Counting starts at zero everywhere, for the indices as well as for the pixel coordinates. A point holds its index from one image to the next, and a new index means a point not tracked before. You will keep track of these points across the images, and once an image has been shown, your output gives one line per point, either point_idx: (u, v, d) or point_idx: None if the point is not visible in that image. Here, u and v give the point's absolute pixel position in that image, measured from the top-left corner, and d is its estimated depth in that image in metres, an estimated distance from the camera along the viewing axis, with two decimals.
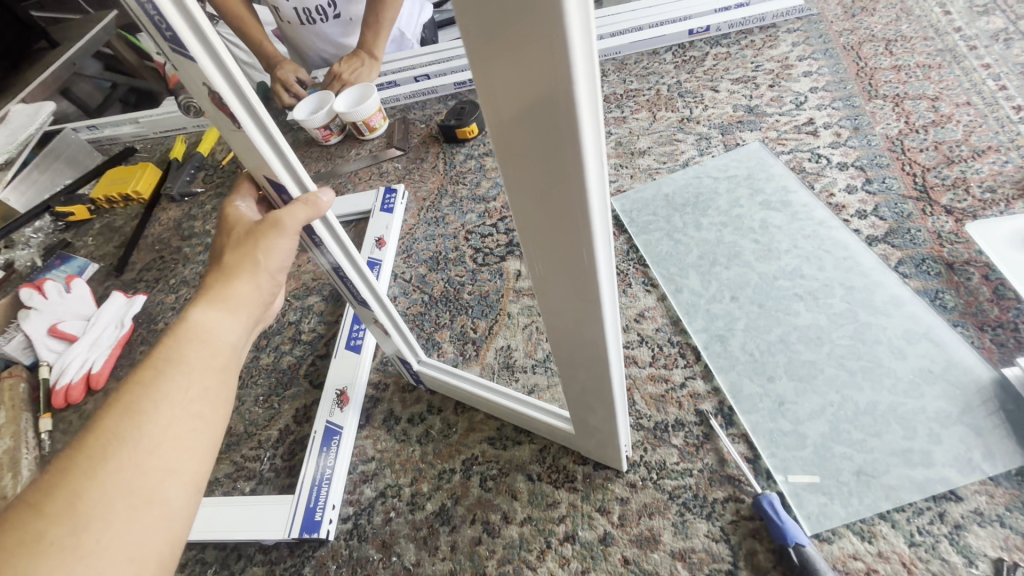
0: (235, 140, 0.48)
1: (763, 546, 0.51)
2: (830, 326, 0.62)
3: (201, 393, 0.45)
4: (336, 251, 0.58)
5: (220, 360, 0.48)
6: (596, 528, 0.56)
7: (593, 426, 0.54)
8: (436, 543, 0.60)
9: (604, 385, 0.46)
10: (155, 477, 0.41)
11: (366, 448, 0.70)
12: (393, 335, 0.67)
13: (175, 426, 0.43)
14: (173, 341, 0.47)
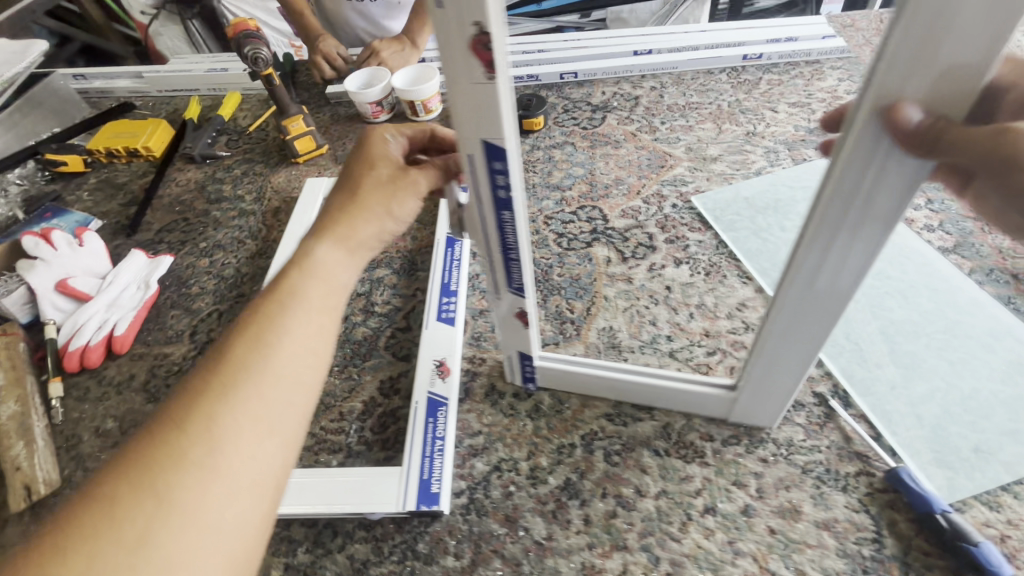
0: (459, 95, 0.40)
1: (901, 515, 0.54)
2: (923, 321, 0.68)
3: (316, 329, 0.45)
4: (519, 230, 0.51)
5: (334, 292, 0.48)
6: (735, 501, 0.57)
7: (761, 388, 0.57)
8: (567, 516, 0.58)
9: (813, 339, 0.49)
10: (270, 410, 0.41)
11: (471, 422, 0.67)
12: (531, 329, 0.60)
13: (295, 360, 0.43)
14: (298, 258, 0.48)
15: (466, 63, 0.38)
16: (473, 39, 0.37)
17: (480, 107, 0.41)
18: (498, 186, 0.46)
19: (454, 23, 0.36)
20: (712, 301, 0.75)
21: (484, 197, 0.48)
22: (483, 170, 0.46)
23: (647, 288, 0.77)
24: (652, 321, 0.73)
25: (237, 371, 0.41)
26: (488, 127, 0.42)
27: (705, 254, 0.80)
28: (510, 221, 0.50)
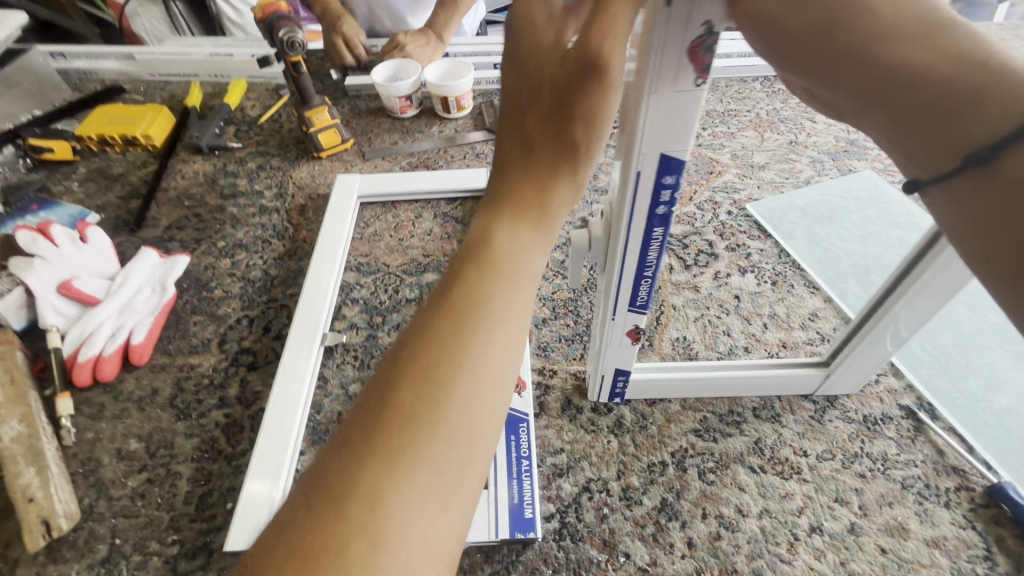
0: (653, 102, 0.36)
1: (1008, 531, 0.53)
2: (993, 334, 0.68)
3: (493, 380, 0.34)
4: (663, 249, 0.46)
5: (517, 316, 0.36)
6: (841, 519, 0.55)
7: (862, 362, 0.60)
8: (669, 540, 0.55)
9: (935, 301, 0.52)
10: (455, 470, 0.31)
11: (551, 439, 0.63)
12: (637, 345, 0.57)
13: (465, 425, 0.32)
14: (465, 284, 0.36)
15: (678, 70, 0.34)
16: (695, 41, 0.33)
17: (671, 116, 0.36)
18: (659, 202, 0.42)
19: (679, 23, 0.32)
20: (784, 311, 0.73)
21: (639, 212, 0.43)
22: (650, 187, 0.41)
23: (715, 297, 0.76)
24: (726, 331, 0.72)
25: (404, 418, 0.31)
26: (673, 138, 0.38)
27: (767, 263, 0.79)
28: (656, 241, 0.45)
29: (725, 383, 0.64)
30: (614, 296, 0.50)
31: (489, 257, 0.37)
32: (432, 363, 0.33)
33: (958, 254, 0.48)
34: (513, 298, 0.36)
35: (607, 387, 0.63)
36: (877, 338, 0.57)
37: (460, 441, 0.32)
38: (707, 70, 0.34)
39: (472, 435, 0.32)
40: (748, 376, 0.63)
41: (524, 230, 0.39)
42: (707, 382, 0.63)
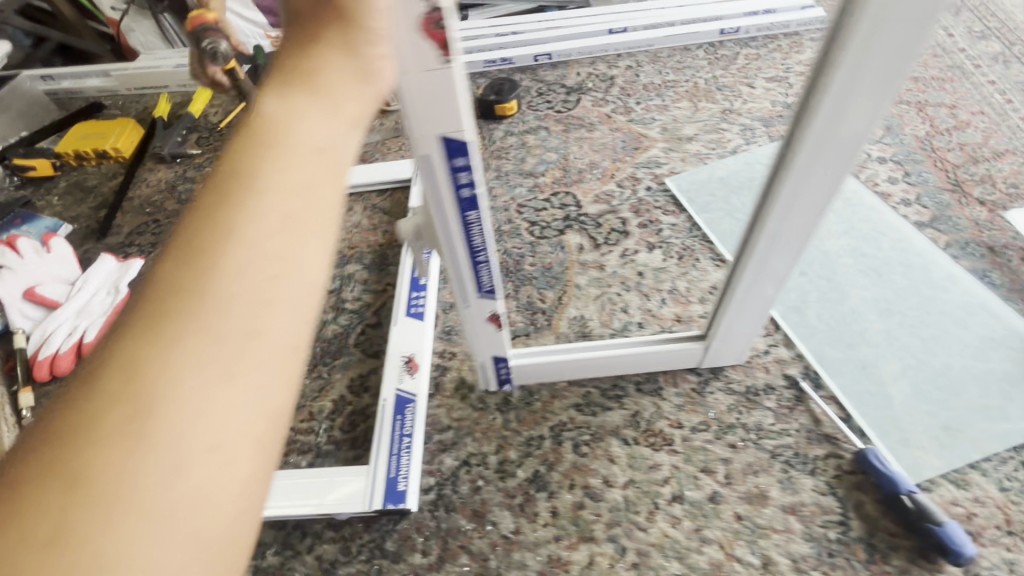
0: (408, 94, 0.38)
1: (869, 497, 0.53)
2: (896, 298, 0.67)
3: (271, 268, 0.23)
4: (487, 226, 0.49)
5: (305, 187, 0.24)
6: (703, 488, 0.56)
7: (742, 310, 0.58)
8: (535, 509, 0.58)
9: (798, 232, 0.49)
10: (218, 412, 0.21)
11: (440, 417, 0.66)
12: (503, 328, 0.59)
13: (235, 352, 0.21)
14: (224, 163, 0.24)
15: (418, 54, 0.35)
16: (418, 27, 0.33)
17: (435, 97, 0.38)
18: (460, 184, 0.44)
19: (393, 23, 0.33)
20: (684, 286, 0.74)
21: (446, 197, 0.46)
22: (443, 168, 0.43)
23: (619, 275, 0.77)
24: (624, 308, 0.73)
25: (132, 350, 0.20)
26: (447, 121, 0.40)
27: (677, 238, 0.79)
28: (476, 220, 0.48)
29: (613, 364, 0.64)
30: (459, 279, 0.53)
31: (250, 128, 0.25)
32: (178, 266, 0.22)
33: (791, 192, 0.44)
34: (293, 169, 0.24)
35: (490, 373, 0.64)
36: (752, 289, 0.55)
37: (225, 369, 0.21)
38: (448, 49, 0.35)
39: (245, 355, 0.22)
40: (630, 355, 0.63)
41: (306, 101, 0.26)
42: (593, 362, 0.64)
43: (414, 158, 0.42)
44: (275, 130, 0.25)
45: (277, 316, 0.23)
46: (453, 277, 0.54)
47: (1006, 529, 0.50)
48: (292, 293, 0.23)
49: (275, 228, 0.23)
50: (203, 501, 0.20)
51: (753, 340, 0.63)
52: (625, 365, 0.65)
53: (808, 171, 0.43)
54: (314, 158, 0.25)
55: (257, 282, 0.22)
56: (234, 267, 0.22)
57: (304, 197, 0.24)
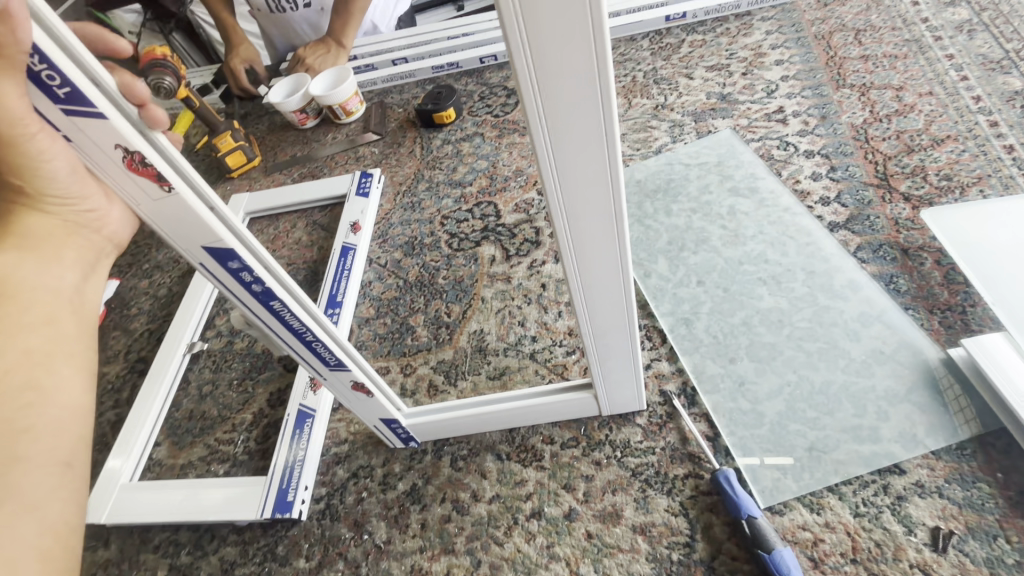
0: (151, 214, 0.37)
1: (719, 519, 0.53)
2: (790, 309, 0.64)
3: (26, 385, 0.36)
4: (302, 314, 0.46)
5: (46, 324, 0.39)
6: (561, 504, 0.58)
7: (611, 382, 0.57)
8: (407, 521, 0.61)
9: (619, 308, 0.47)
10: (7, 484, 0.33)
11: (339, 431, 0.71)
12: (377, 396, 0.57)
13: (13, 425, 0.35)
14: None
15: (133, 184, 0.34)
16: (124, 161, 0.33)
17: (179, 220, 0.37)
18: (248, 282, 0.42)
19: (98, 156, 0.33)
20: None
21: (245, 296, 0.44)
22: (224, 272, 0.41)
23: (523, 288, 0.77)
24: (521, 322, 0.74)
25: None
26: (200, 235, 0.38)
27: None
28: (286, 310, 0.45)
29: (511, 415, 0.62)
30: (304, 360, 0.51)
31: None
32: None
33: (584, 286, 0.45)
34: (29, 315, 0.39)
35: (391, 436, 0.64)
36: (605, 342, 0.51)
37: (6, 458, 0.33)
38: (161, 178, 0.34)
39: (18, 451, 0.34)
40: (521, 406, 0.61)
41: (25, 259, 0.40)
42: (485, 418, 0.62)
43: (194, 268, 0.41)
44: (5, 289, 0.39)
45: (34, 417, 0.36)
46: (301, 359, 0.52)
47: (851, 557, 0.48)
48: (48, 396, 0.37)
49: (21, 360, 0.37)
50: (13, 540, 0.31)
51: (644, 391, 0.59)
52: (520, 420, 0.63)
53: (592, 262, 0.43)
54: (46, 303, 0.40)
55: (15, 399, 0.36)
56: None
57: (43, 332, 0.39)
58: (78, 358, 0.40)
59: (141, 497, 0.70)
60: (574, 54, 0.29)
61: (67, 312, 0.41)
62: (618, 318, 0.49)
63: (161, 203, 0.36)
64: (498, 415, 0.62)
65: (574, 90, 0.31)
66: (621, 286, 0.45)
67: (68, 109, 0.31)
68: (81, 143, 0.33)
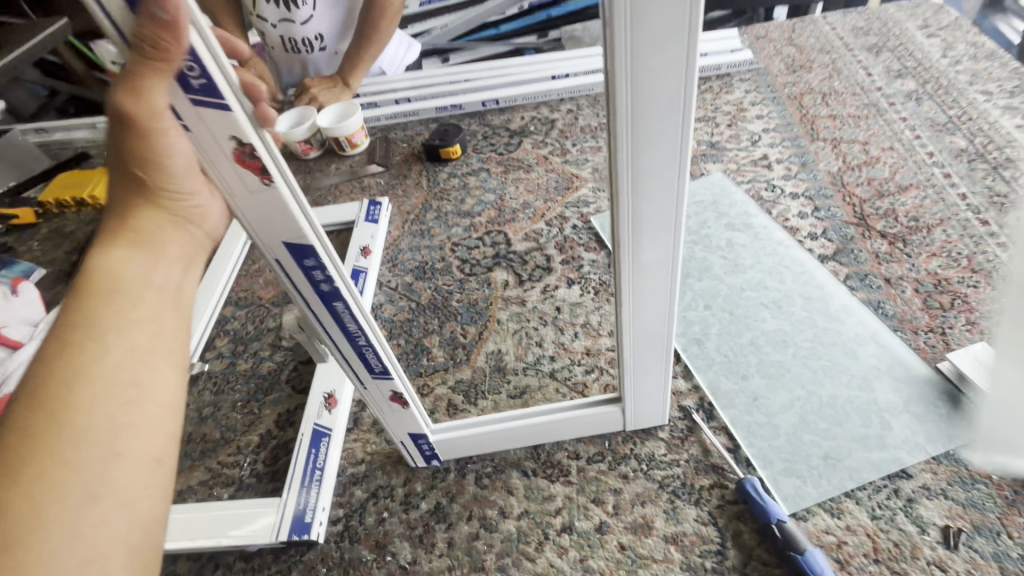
0: (241, 204, 0.38)
1: (747, 527, 0.55)
2: (793, 330, 0.69)
3: (129, 381, 0.37)
4: (361, 318, 0.46)
5: (151, 321, 0.39)
6: (591, 518, 0.58)
7: (640, 393, 0.59)
8: (433, 540, 0.60)
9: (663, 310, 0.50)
10: (108, 480, 0.34)
11: (355, 451, 0.69)
12: (411, 407, 0.57)
13: (116, 419, 0.36)
14: (72, 315, 0.37)
15: (236, 174, 0.36)
16: (235, 153, 0.35)
17: (268, 213, 0.38)
18: (318, 282, 0.43)
19: (209, 144, 0.34)
20: (597, 319, 0.77)
21: (310, 297, 0.44)
22: (296, 270, 0.42)
23: (538, 310, 0.80)
24: (539, 342, 0.76)
25: (15, 466, 0.32)
26: (285, 230, 0.39)
27: (595, 273, 0.83)
28: (346, 313, 0.45)
29: (539, 431, 0.63)
30: (348, 366, 0.51)
31: (93, 282, 0.38)
32: (43, 397, 0.34)
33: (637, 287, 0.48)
34: (138, 310, 0.39)
35: (415, 453, 0.63)
36: (641, 356, 0.55)
37: (110, 453, 0.35)
38: (265, 172, 0.36)
39: (120, 446, 0.35)
40: (550, 421, 0.62)
41: (136, 255, 0.40)
42: (511, 434, 0.63)
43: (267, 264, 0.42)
44: (117, 285, 0.38)
45: (135, 414, 0.36)
46: (343, 366, 0.52)
47: (873, 558, 0.51)
48: (147, 393, 0.37)
49: (126, 354, 0.37)
50: (105, 534, 0.33)
51: (667, 407, 0.62)
52: (546, 435, 0.64)
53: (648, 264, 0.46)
54: (151, 300, 0.40)
55: (120, 393, 0.36)
56: (97, 388, 0.36)
57: (150, 328, 0.39)
58: (176, 355, 0.40)
59: None
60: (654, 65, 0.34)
61: (171, 313, 0.41)
62: (657, 330, 0.52)
63: (258, 193, 0.37)
64: (527, 430, 0.63)
65: (662, 103, 0.35)
66: (666, 302, 0.50)
67: (197, 99, 0.32)
68: (196, 130, 0.34)
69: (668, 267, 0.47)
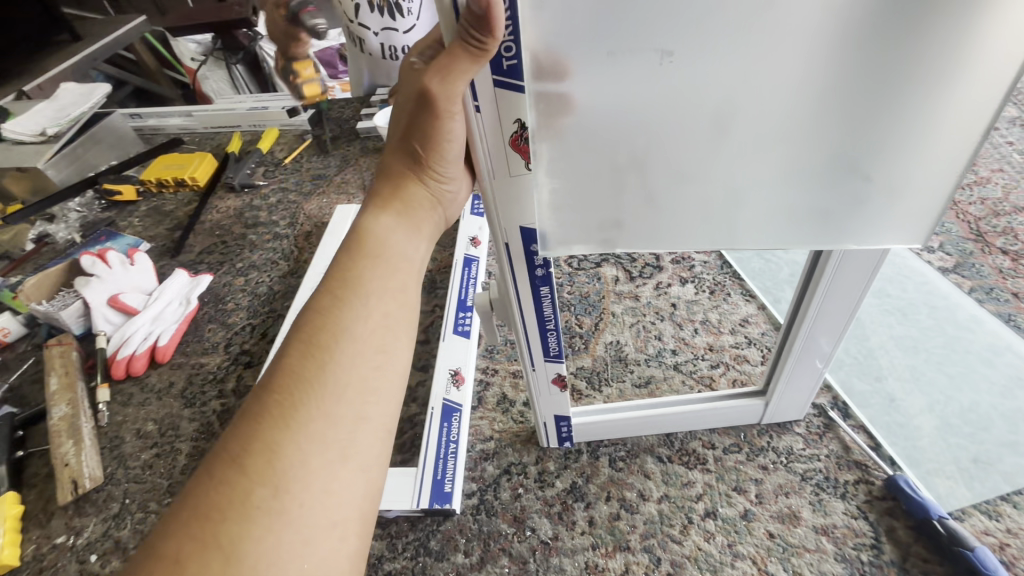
0: (494, 184, 0.41)
1: (900, 523, 0.55)
2: (922, 337, 0.70)
3: (379, 347, 0.39)
4: (557, 302, 0.50)
5: (400, 291, 0.41)
6: (735, 505, 0.59)
7: (790, 385, 0.60)
8: (573, 518, 0.60)
9: (846, 305, 0.53)
10: (354, 443, 0.35)
11: (483, 428, 0.70)
12: (568, 390, 0.59)
13: (363, 383, 0.37)
14: (339, 271, 0.41)
15: (506, 157, 0.39)
16: (513, 135, 0.38)
17: (517, 196, 0.42)
18: (535, 264, 0.47)
19: (494, 124, 0.37)
20: (716, 317, 0.78)
21: (520, 280, 0.48)
22: (520, 253, 0.46)
23: (653, 305, 0.81)
24: (658, 336, 0.77)
25: (290, 410, 0.35)
26: (526, 213, 0.43)
27: (708, 273, 0.84)
28: (547, 298, 0.49)
29: (678, 419, 0.64)
30: (526, 350, 0.54)
31: (362, 245, 0.42)
32: (313, 348, 0.37)
33: (831, 281, 0.50)
34: (391, 280, 0.41)
35: (552, 434, 0.65)
36: (810, 348, 0.57)
37: (358, 415, 0.36)
38: (534, 157, 0.39)
39: (365, 410, 0.37)
40: (691, 410, 0.63)
41: (397, 226, 0.43)
42: (650, 420, 0.64)
43: (494, 247, 0.46)
44: (379, 250, 0.42)
45: (381, 380, 0.38)
46: (518, 350, 0.55)
47: None
48: (390, 361, 0.39)
49: (382, 321, 0.39)
50: (344, 493, 0.34)
51: (809, 400, 0.62)
52: (682, 423, 0.65)
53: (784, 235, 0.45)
54: (402, 271, 0.42)
55: (372, 357, 0.38)
56: (353, 350, 0.38)
57: (398, 297, 0.41)
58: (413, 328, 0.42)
59: None
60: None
61: (411, 288, 0.43)
62: (833, 325, 0.55)
63: (516, 176, 0.40)
64: (667, 417, 0.64)
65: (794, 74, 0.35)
66: (853, 301, 0.52)
67: (502, 81, 0.35)
68: (487, 111, 0.37)
69: (865, 274, 0.49)
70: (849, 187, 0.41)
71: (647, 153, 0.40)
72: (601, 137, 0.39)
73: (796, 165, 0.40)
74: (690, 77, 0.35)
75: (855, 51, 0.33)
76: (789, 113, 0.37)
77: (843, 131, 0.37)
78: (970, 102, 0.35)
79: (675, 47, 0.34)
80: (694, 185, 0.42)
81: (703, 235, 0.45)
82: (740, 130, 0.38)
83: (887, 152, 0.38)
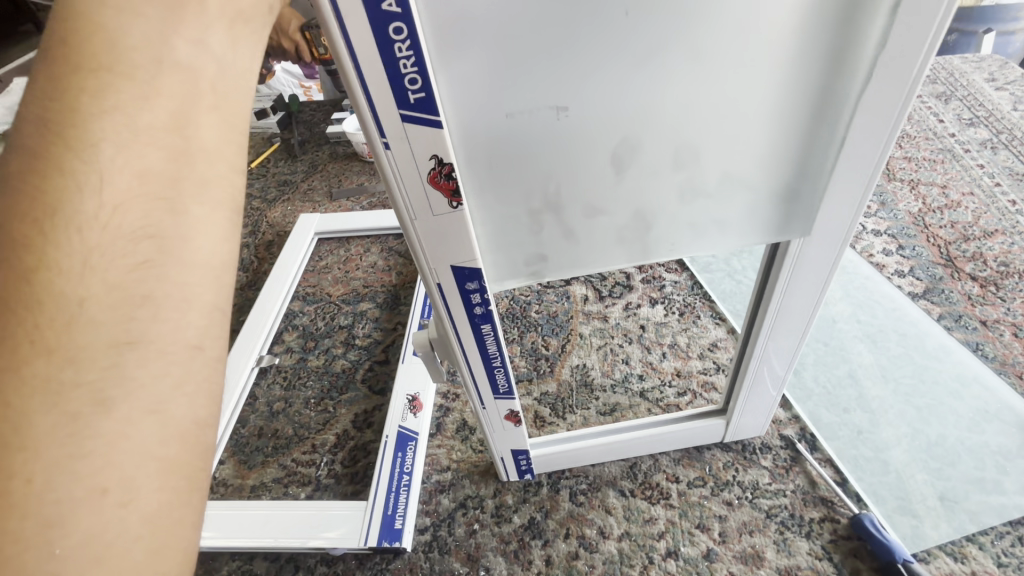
0: (416, 222, 0.36)
1: (866, 565, 0.53)
2: (891, 366, 0.69)
3: (137, 246, 0.22)
4: (501, 341, 0.47)
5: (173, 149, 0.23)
6: (698, 545, 0.56)
7: (748, 407, 0.59)
8: (529, 557, 0.57)
9: (806, 311, 0.50)
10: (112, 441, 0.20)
11: (439, 457, 0.67)
12: (523, 425, 0.56)
13: (106, 310, 0.20)
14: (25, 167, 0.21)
15: (425, 196, 0.34)
16: (431, 172, 0.33)
17: (446, 235, 0.37)
18: (473, 304, 0.43)
19: (406, 160, 0.32)
20: (684, 341, 0.76)
21: (460, 322, 0.45)
22: (456, 293, 0.42)
23: (621, 327, 0.79)
24: (625, 360, 0.75)
25: None
26: (457, 252, 0.38)
27: (679, 294, 0.82)
28: (491, 335, 0.46)
29: (638, 446, 0.62)
30: (474, 387, 0.51)
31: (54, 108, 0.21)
32: None
33: (785, 300, 0.48)
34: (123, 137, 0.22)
35: (509, 467, 0.62)
36: (765, 368, 0.55)
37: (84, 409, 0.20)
38: (456, 194, 0.34)
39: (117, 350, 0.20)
40: (650, 436, 0.61)
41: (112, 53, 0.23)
42: (610, 449, 0.62)
43: (426, 286, 0.41)
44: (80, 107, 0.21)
45: (148, 299, 0.21)
46: (464, 391, 0.52)
47: None
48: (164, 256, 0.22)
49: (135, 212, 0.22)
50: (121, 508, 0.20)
51: (767, 419, 0.62)
52: (644, 451, 0.63)
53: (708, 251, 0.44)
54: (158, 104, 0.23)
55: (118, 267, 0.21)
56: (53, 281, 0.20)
57: (161, 156, 0.23)
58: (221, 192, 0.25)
59: (208, 519, 0.62)
60: (480, 49, 0.30)
61: (150, 187, 0.22)
62: (786, 346, 0.53)
63: (440, 214, 0.36)
64: (627, 445, 0.61)
65: (678, 111, 0.34)
66: (809, 306, 0.49)
67: (409, 115, 0.30)
68: (397, 147, 0.31)
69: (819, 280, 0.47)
70: (753, 205, 0.41)
71: (557, 193, 0.38)
72: (510, 181, 0.37)
73: (701, 185, 0.39)
74: (585, 127, 0.34)
75: (727, 80, 0.33)
76: (683, 143, 0.36)
77: (737, 150, 0.37)
78: (841, 109, 0.36)
79: (568, 101, 0.33)
80: (607, 218, 0.41)
81: (625, 255, 0.44)
82: (638, 164, 0.37)
83: (781, 164, 0.39)
